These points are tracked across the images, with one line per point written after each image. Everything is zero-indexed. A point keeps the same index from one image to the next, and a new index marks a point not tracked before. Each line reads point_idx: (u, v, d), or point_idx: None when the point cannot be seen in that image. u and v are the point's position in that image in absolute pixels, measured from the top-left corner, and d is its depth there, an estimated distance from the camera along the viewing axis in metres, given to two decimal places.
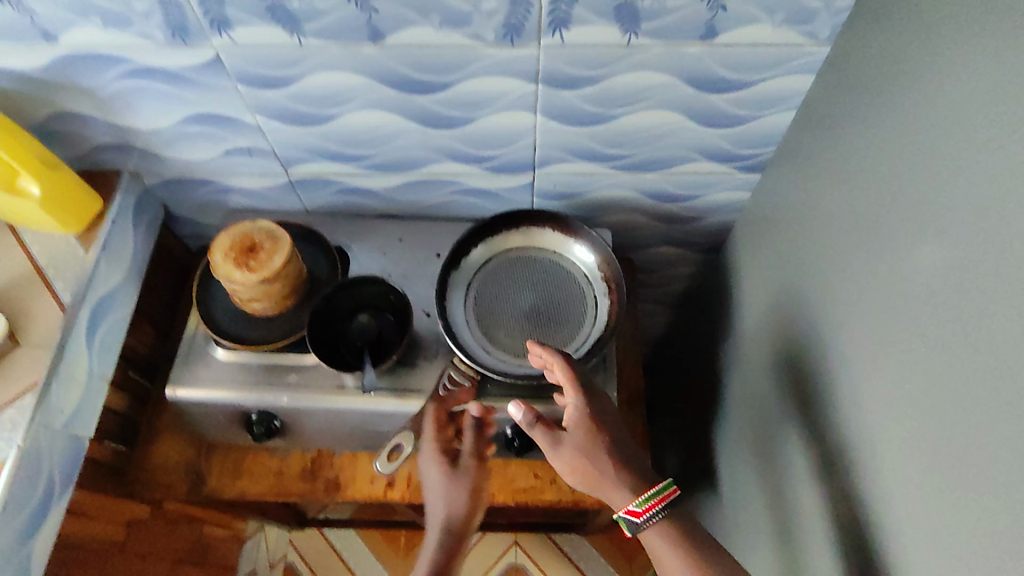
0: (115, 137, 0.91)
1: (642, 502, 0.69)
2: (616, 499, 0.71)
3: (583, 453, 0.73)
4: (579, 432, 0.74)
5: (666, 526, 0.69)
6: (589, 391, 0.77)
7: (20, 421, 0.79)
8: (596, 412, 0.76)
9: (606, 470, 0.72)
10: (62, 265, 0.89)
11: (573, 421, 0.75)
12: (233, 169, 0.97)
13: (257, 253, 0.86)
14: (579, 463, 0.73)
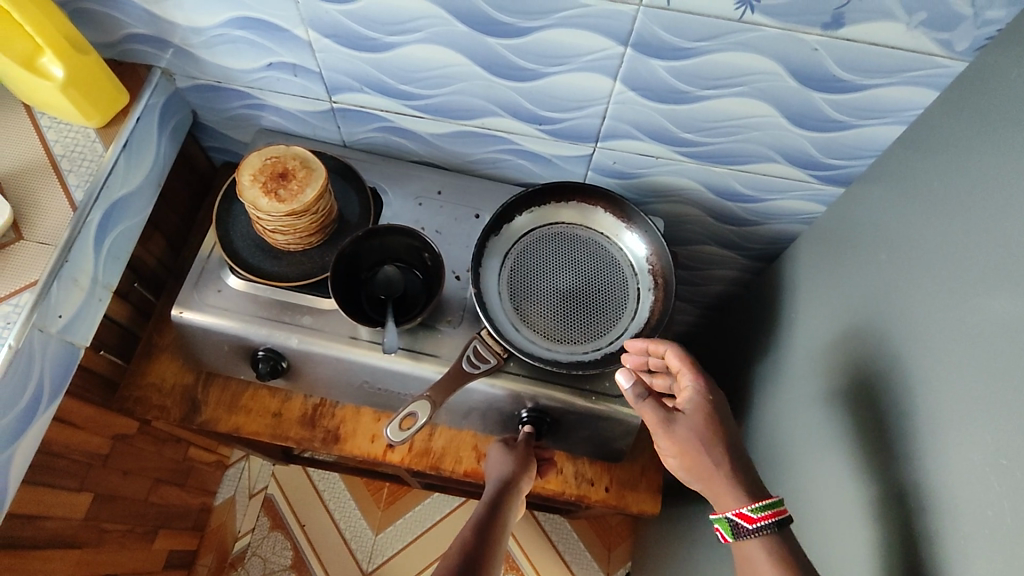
0: (150, 28, 0.82)
1: (756, 509, 0.64)
2: (726, 498, 0.67)
3: (698, 436, 0.69)
4: (696, 415, 0.71)
5: (774, 544, 0.63)
6: (705, 376, 0.74)
7: (15, 319, 0.73)
8: (712, 399, 0.72)
9: (721, 463, 0.68)
10: (78, 158, 0.82)
11: (689, 402, 0.72)
12: (273, 85, 0.89)
13: (289, 180, 0.80)
14: (695, 448, 0.69)
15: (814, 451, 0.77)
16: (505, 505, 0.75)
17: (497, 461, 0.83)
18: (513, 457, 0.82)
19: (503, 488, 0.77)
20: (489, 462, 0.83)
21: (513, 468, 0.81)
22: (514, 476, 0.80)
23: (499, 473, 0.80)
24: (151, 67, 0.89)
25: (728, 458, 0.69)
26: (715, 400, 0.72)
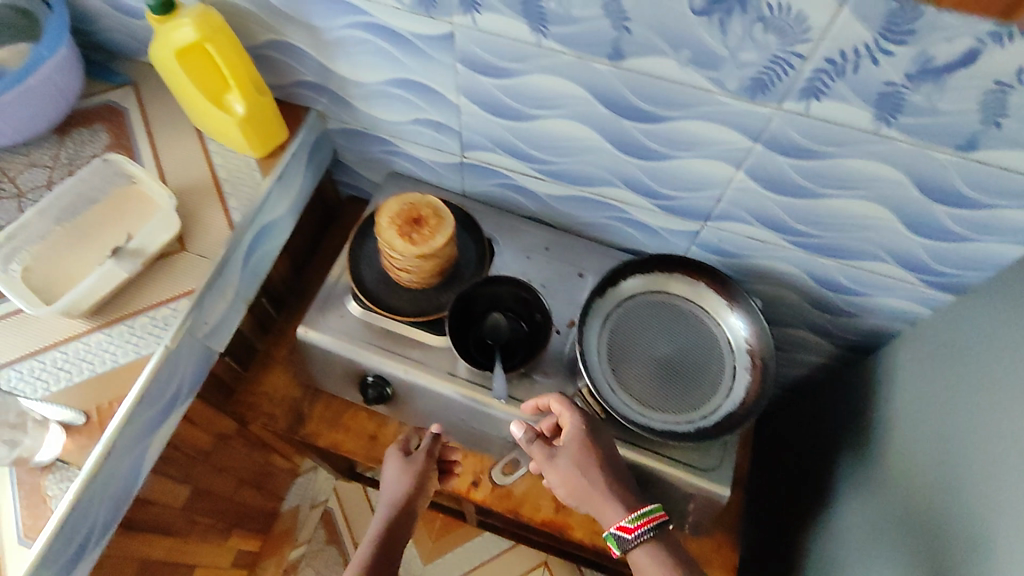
0: (318, 77, 0.92)
1: (633, 519, 0.73)
2: (607, 513, 0.75)
3: (575, 465, 0.76)
4: (572, 446, 0.77)
5: (653, 544, 0.73)
6: (578, 412, 0.79)
7: (172, 321, 0.81)
8: (588, 427, 0.78)
9: (597, 481, 0.75)
10: (238, 183, 0.92)
11: (567, 436, 0.78)
12: (412, 135, 0.98)
13: (423, 225, 0.88)
14: (573, 479, 0.76)
15: (906, 556, 0.77)
16: (393, 530, 0.80)
17: (389, 474, 0.87)
18: (409, 471, 0.87)
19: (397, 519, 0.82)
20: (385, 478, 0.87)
21: (405, 484, 0.85)
22: (410, 498, 0.84)
23: (392, 494, 0.84)
24: (309, 109, 0.99)
25: (606, 475, 0.76)
26: (589, 430, 0.78)
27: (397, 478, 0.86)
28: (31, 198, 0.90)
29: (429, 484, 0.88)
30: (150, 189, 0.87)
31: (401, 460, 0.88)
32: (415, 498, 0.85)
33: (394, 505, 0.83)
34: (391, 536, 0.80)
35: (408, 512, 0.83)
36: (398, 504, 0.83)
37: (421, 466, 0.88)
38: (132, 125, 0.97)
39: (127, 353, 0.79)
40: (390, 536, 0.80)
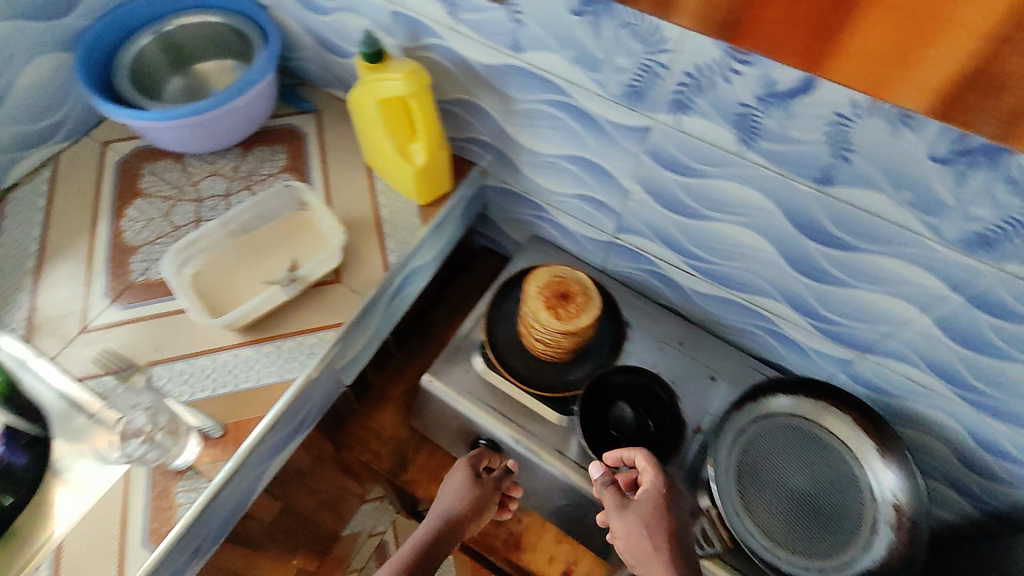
0: (493, 138, 0.95)
1: None
2: None
3: (642, 522, 0.71)
4: (645, 502, 0.73)
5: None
6: (660, 470, 0.75)
7: (318, 350, 0.83)
8: (668, 489, 0.74)
9: (659, 542, 0.69)
10: (398, 226, 0.95)
11: (644, 489, 0.74)
12: (569, 207, 0.98)
13: (570, 301, 0.87)
14: (636, 534, 0.71)
15: None
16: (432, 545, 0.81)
17: (448, 489, 0.86)
18: (471, 494, 0.85)
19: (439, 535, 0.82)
20: (444, 491, 0.87)
21: (461, 504, 0.84)
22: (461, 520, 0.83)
23: (444, 510, 0.84)
24: (473, 164, 1.02)
25: (671, 542, 0.69)
26: (666, 491, 0.74)
27: (457, 494, 0.85)
28: (209, 205, 0.97)
29: (485, 511, 0.86)
30: (316, 220, 0.92)
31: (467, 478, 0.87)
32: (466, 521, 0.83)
33: (444, 521, 0.83)
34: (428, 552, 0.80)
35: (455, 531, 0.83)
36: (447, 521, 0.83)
37: (483, 491, 0.86)
38: (309, 152, 1.03)
39: (271, 374, 0.81)
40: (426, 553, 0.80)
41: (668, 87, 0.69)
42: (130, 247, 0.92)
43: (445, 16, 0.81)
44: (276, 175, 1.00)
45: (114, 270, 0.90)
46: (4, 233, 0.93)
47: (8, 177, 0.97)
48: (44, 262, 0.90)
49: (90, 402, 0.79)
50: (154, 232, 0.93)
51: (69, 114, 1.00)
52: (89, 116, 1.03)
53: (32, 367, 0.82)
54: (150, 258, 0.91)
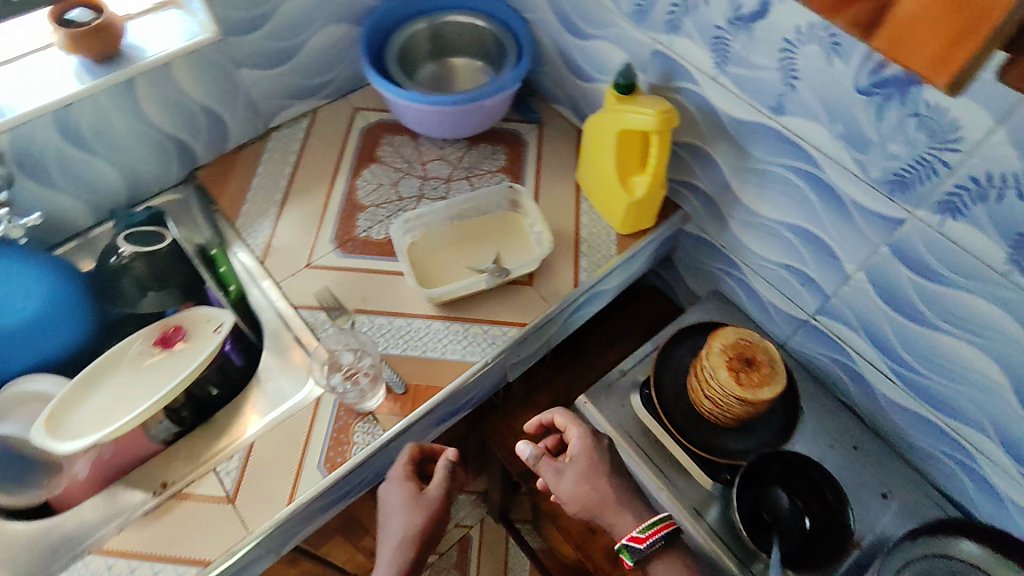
0: (712, 189, 0.95)
1: (646, 530, 0.80)
2: (622, 524, 0.81)
3: (584, 479, 0.83)
4: (579, 459, 0.84)
5: (667, 549, 0.81)
6: (565, 409, 0.89)
7: (500, 342, 0.88)
8: (595, 442, 0.86)
9: (609, 493, 0.82)
10: (594, 247, 0.98)
11: (575, 450, 0.85)
12: (770, 274, 0.96)
13: (752, 369, 0.85)
14: (586, 488, 0.82)
15: None
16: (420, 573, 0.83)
17: (400, 516, 0.83)
18: (419, 510, 0.84)
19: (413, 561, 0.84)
20: (392, 516, 0.84)
21: (416, 521, 0.83)
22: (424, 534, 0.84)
23: (403, 532, 0.83)
24: (677, 208, 1.02)
25: (610, 480, 0.83)
26: (593, 434, 0.87)
27: (402, 516, 0.83)
28: (432, 184, 1.05)
29: (443, 512, 0.86)
30: (525, 224, 0.98)
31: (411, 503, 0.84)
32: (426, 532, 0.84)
33: (410, 547, 0.83)
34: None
35: (420, 545, 0.84)
36: (414, 541, 0.83)
37: (432, 502, 0.85)
38: (527, 158, 1.09)
39: (454, 352, 0.87)
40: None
41: (943, 186, 0.66)
42: (360, 205, 1.02)
43: (711, 65, 0.82)
44: (494, 173, 1.07)
45: (343, 221, 1.00)
46: (261, 165, 1.06)
47: (275, 119, 1.09)
48: (287, 199, 1.02)
49: (301, 329, 0.90)
50: (381, 196, 1.03)
51: (338, 76, 1.12)
52: (350, 82, 1.15)
53: (260, 285, 0.93)
54: (374, 219, 1.00)
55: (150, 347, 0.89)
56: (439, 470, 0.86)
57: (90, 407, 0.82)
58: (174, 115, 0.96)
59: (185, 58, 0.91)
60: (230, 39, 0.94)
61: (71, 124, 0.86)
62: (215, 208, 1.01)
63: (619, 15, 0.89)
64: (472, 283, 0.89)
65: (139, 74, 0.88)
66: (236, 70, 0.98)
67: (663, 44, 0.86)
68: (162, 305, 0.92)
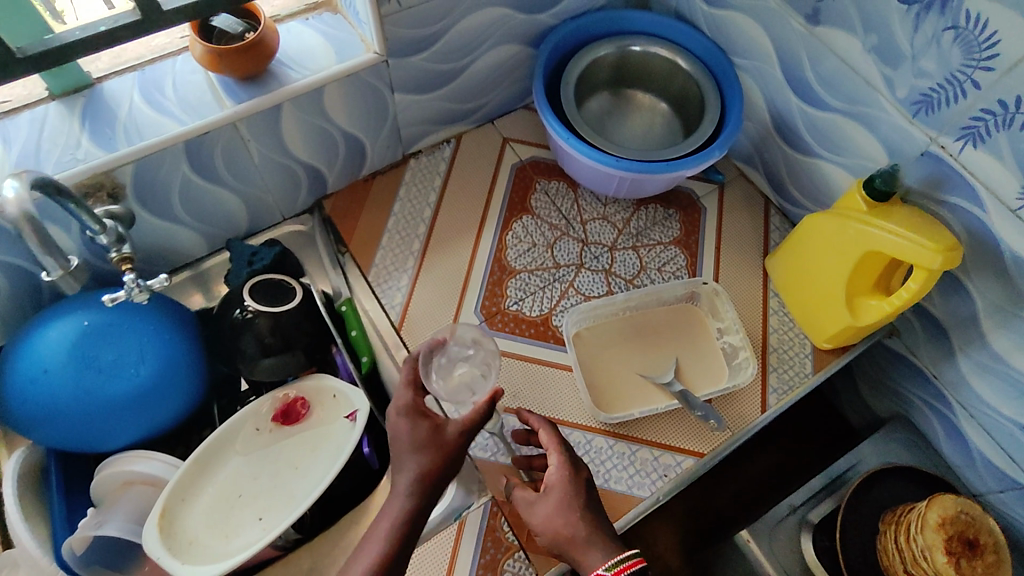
0: (945, 317, 0.79)
1: (610, 565, 0.53)
2: (589, 559, 0.55)
3: (562, 506, 0.58)
4: (558, 485, 0.60)
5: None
6: (551, 427, 0.65)
7: (672, 475, 0.75)
8: (576, 473, 0.61)
9: (576, 523, 0.57)
10: (785, 361, 0.82)
11: (548, 482, 0.61)
12: (996, 430, 0.80)
13: (976, 557, 0.71)
14: (549, 522, 0.58)
15: None
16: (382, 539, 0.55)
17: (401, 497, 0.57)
18: (432, 443, 0.58)
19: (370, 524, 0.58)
20: (396, 468, 0.58)
21: (416, 501, 0.57)
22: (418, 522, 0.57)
23: (411, 478, 0.57)
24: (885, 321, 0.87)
25: (586, 516, 0.58)
26: (579, 465, 0.62)
27: (408, 435, 0.59)
28: (593, 251, 0.90)
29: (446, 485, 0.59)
30: (711, 325, 0.83)
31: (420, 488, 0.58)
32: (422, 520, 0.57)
33: (397, 540, 0.55)
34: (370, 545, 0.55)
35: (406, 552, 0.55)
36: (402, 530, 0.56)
37: (447, 443, 0.59)
38: (704, 230, 0.92)
39: (620, 482, 0.75)
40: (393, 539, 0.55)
41: None
42: (510, 268, 0.87)
43: (1016, 194, 0.64)
44: (664, 245, 0.91)
45: (490, 287, 0.86)
46: (397, 201, 0.90)
47: (416, 144, 0.93)
48: (427, 250, 0.87)
49: None
50: (535, 260, 0.88)
51: (493, 99, 0.94)
52: (503, 105, 0.97)
53: (393, 356, 0.80)
54: (525, 289, 0.86)
55: (268, 421, 0.76)
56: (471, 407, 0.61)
57: (207, 505, 0.71)
58: (313, 142, 0.80)
59: (340, 83, 0.75)
60: (392, 61, 0.77)
61: (205, 153, 0.72)
62: (343, 249, 0.87)
63: (888, 99, 0.71)
64: (653, 407, 0.76)
65: (289, 99, 0.72)
66: (390, 94, 0.81)
67: (945, 149, 0.68)
68: (282, 372, 0.78)
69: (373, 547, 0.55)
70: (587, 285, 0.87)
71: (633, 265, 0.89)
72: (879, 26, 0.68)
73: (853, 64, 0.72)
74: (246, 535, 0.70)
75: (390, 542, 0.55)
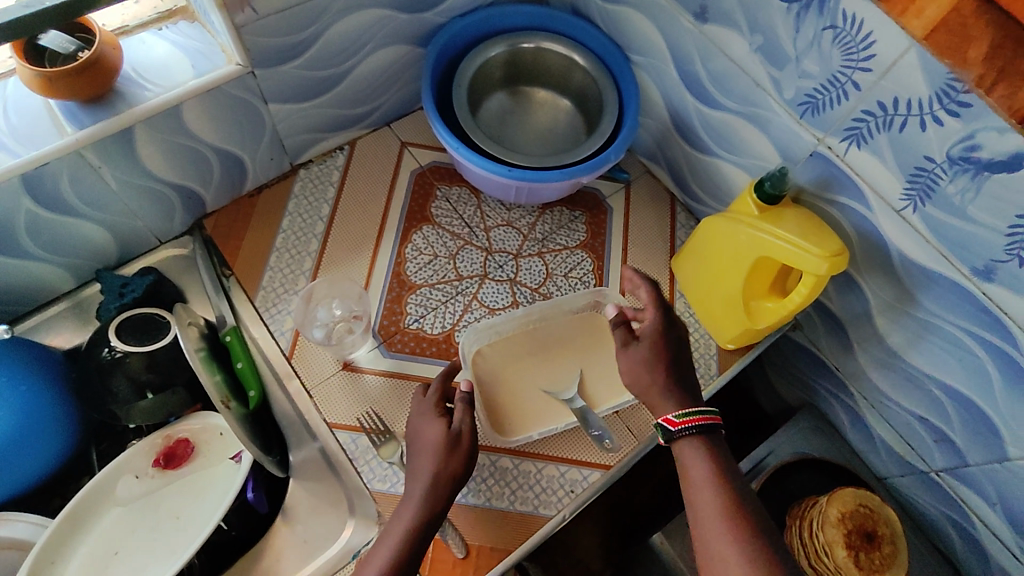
0: (843, 313, 0.78)
1: (681, 413, 0.61)
2: (659, 403, 0.63)
3: (640, 363, 0.65)
4: (648, 342, 0.66)
5: (701, 441, 0.60)
6: (653, 288, 0.69)
7: (579, 490, 0.74)
8: (669, 327, 0.67)
9: (660, 379, 0.63)
10: (691, 364, 0.82)
11: (644, 333, 0.67)
12: (896, 420, 0.81)
13: (873, 549, 0.73)
14: (640, 369, 0.64)
15: None
16: (432, 477, 0.62)
17: (434, 425, 0.66)
18: (434, 419, 0.66)
19: (414, 446, 0.66)
20: (418, 442, 0.66)
21: (429, 488, 0.61)
22: (456, 440, 0.64)
23: (431, 446, 0.64)
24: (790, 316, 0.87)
25: (668, 372, 0.64)
26: (667, 325, 0.67)
27: (420, 430, 0.66)
28: (497, 260, 0.86)
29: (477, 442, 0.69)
30: (614, 332, 0.80)
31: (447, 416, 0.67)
32: (465, 441, 0.65)
33: (429, 501, 0.61)
34: (424, 468, 0.63)
35: (452, 459, 0.63)
36: (445, 444, 0.63)
37: (456, 435, 0.65)
38: (610, 232, 0.89)
39: (526, 502, 0.73)
40: (431, 497, 0.61)
41: None
42: (410, 283, 0.83)
43: (900, 196, 0.63)
44: (570, 250, 0.88)
45: (389, 304, 0.81)
46: (286, 216, 0.85)
47: (305, 153, 0.87)
48: (320, 268, 0.82)
49: (338, 455, 0.73)
50: (436, 272, 0.84)
51: (385, 103, 0.89)
52: (398, 107, 0.92)
53: (287, 386, 0.76)
54: (426, 304, 0.82)
55: (148, 467, 0.74)
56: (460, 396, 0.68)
57: (79, 567, 0.68)
58: (181, 161, 0.74)
59: (199, 99, 0.68)
60: (259, 71, 0.71)
61: (49, 184, 0.65)
62: (227, 272, 0.81)
63: (776, 99, 0.69)
64: (550, 426, 0.74)
65: (141, 120, 0.66)
66: (264, 105, 0.75)
67: (832, 150, 0.66)
68: (161, 413, 0.75)
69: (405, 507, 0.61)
70: (491, 296, 0.84)
71: (538, 272, 0.86)
72: (763, 25, 0.66)
73: (742, 63, 0.70)
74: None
75: (441, 460, 0.62)
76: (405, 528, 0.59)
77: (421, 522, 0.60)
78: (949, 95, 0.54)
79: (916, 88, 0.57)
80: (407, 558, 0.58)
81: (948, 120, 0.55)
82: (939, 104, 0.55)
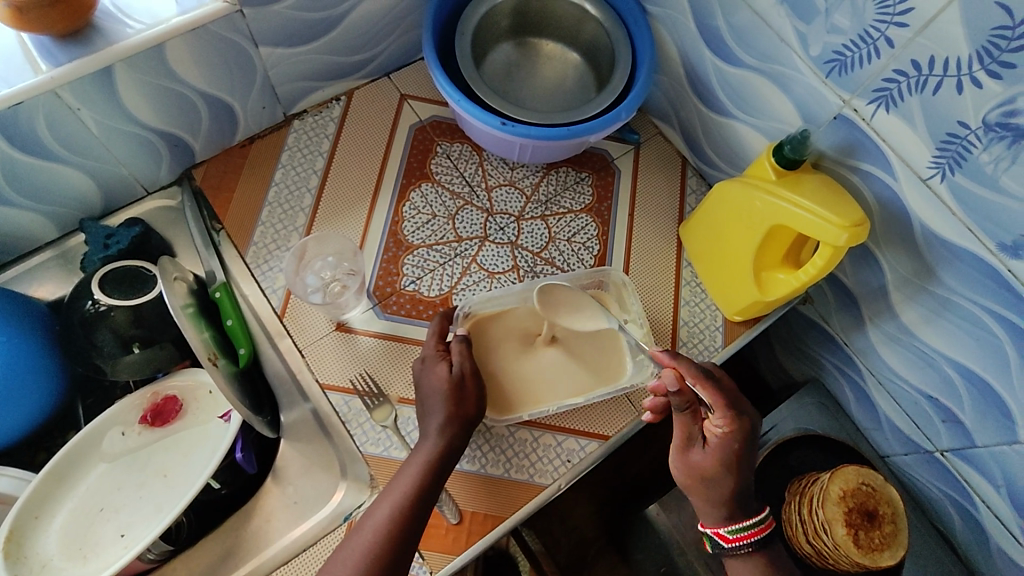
0: (856, 288, 0.75)
1: (734, 531, 0.63)
2: (710, 513, 0.64)
3: (717, 473, 0.62)
4: (721, 453, 0.62)
5: (755, 557, 0.64)
6: (740, 420, 0.61)
7: (576, 460, 0.72)
8: (746, 435, 0.62)
9: (725, 487, 0.62)
10: (696, 336, 0.79)
11: (713, 436, 0.62)
12: (903, 397, 0.78)
13: (874, 528, 0.72)
14: (706, 475, 0.63)
15: None
16: (443, 422, 0.61)
17: (437, 368, 0.64)
18: (438, 361, 0.65)
19: (421, 391, 0.64)
20: (423, 392, 0.64)
21: (442, 435, 0.61)
22: (463, 385, 0.63)
23: (438, 393, 0.62)
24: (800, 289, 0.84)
25: (738, 475, 0.62)
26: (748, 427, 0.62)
27: (423, 377, 0.64)
28: (498, 221, 0.83)
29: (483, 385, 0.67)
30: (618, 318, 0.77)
31: (449, 357, 0.65)
32: (470, 382, 0.64)
33: (439, 448, 0.60)
34: (435, 413, 0.62)
35: (462, 402, 0.63)
36: (454, 388, 0.62)
37: (461, 377, 0.63)
38: (617, 196, 0.86)
39: (521, 471, 0.71)
40: (439, 444, 0.60)
41: None
42: (407, 243, 0.79)
43: (927, 164, 0.59)
44: (575, 213, 0.84)
45: (384, 264, 0.78)
46: (278, 169, 0.81)
47: (299, 102, 0.83)
48: (313, 224, 0.79)
49: (331, 417, 0.71)
50: (433, 232, 0.81)
51: (386, 50, 0.84)
52: (399, 55, 0.87)
53: (279, 346, 0.74)
54: (423, 266, 0.79)
55: (135, 423, 0.73)
56: (455, 341, 0.67)
57: (63, 522, 0.68)
58: (166, 106, 0.70)
59: (182, 39, 0.64)
60: (248, 10, 0.66)
61: (24, 125, 0.61)
62: (216, 225, 0.78)
63: (801, 57, 0.65)
64: (542, 408, 0.71)
65: (121, 59, 0.61)
66: (254, 49, 0.71)
67: (858, 113, 0.62)
68: (149, 368, 0.73)
69: (415, 459, 0.60)
70: (491, 260, 0.80)
71: (541, 235, 0.82)
72: None
73: (766, 16, 0.65)
74: (106, 550, 0.68)
75: (449, 403, 0.62)
76: (416, 475, 0.58)
77: (432, 467, 0.59)
78: (992, 52, 0.51)
79: (956, 46, 0.53)
80: (418, 501, 0.57)
81: (988, 82, 0.52)
82: (981, 61, 0.51)
